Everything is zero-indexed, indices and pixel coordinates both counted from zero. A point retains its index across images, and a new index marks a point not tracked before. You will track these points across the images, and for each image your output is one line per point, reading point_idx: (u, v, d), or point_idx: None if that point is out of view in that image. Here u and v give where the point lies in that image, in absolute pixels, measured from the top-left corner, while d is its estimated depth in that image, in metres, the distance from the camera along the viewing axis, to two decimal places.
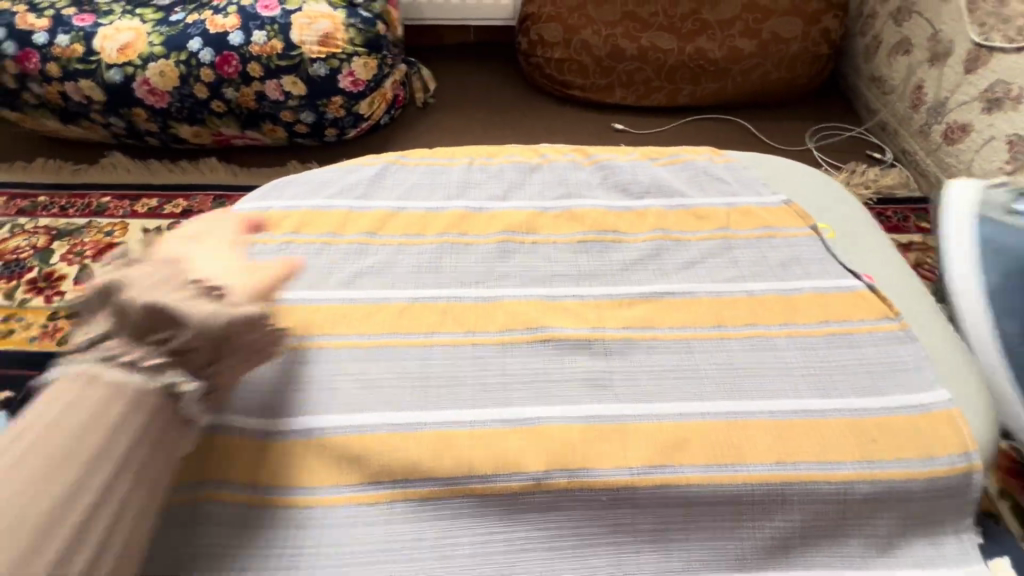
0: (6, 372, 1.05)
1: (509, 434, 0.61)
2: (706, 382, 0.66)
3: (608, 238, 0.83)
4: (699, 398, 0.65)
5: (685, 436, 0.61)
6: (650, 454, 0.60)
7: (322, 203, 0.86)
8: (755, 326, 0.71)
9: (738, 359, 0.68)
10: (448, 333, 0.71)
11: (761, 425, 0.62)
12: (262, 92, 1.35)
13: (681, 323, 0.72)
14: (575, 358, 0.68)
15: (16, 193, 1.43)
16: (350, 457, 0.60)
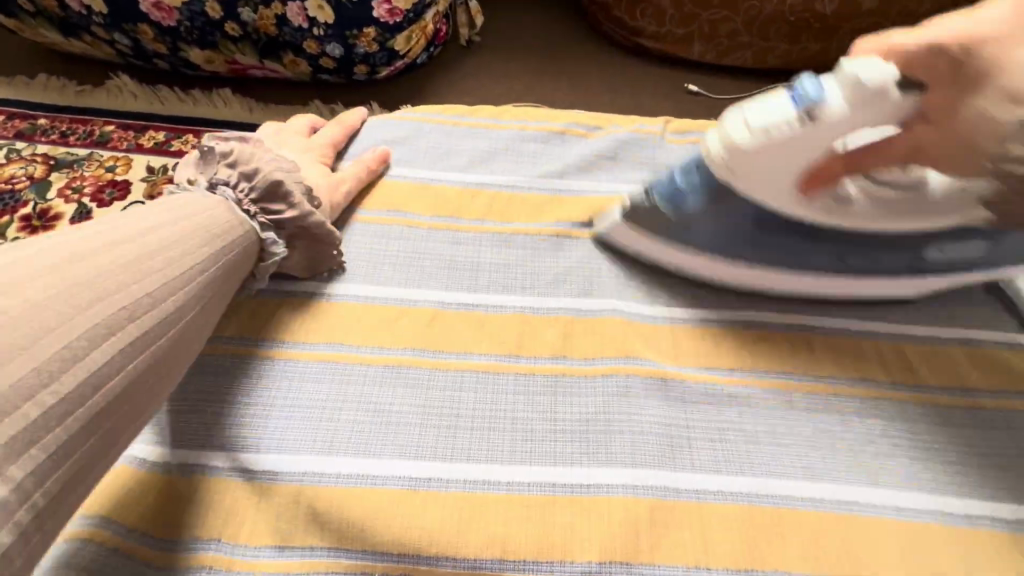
0: None
1: (550, 504, 0.51)
2: (796, 455, 0.56)
3: None
4: (792, 477, 0.54)
5: (771, 532, 0.51)
6: (725, 550, 0.50)
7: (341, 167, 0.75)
8: (850, 384, 0.61)
9: (819, 428, 0.58)
10: (485, 356, 0.60)
11: (863, 522, 0.52)
12: (284, 16, 1.15)
13: (758, 364, 0.62)
14: (641, 406, 0.57)
15: (15, 113, 1.29)
16: (355, 521, 0.50)
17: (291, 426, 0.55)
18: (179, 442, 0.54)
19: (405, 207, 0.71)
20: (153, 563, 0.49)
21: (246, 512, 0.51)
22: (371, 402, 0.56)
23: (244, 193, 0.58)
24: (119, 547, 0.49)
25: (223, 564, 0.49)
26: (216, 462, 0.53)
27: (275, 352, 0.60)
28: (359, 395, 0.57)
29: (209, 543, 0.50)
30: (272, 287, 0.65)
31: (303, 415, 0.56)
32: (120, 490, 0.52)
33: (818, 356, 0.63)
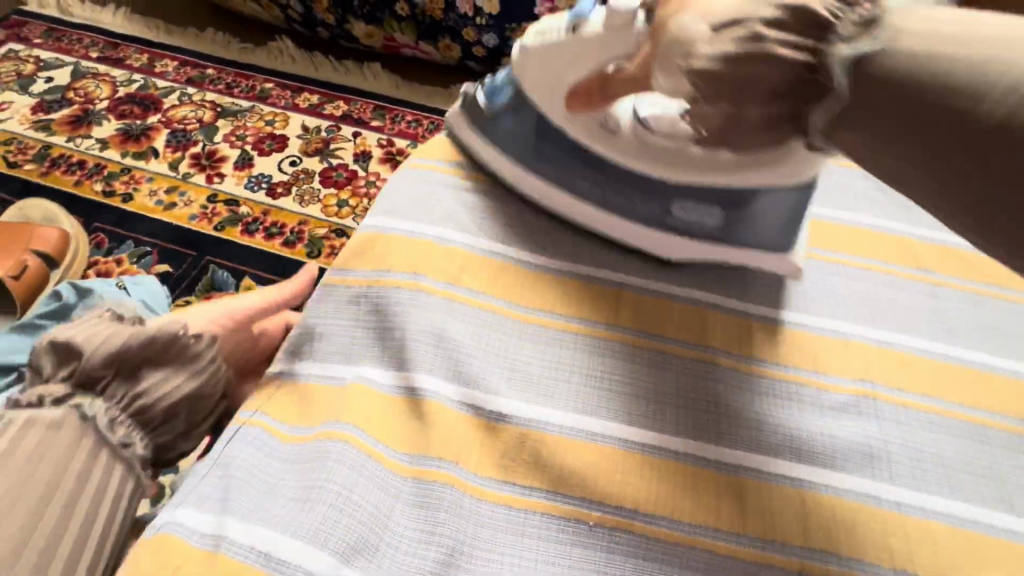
0: (166, 246, 1.04)
1: (782, 494, 0.50)
2: (1014, 489, 0.52)
3: (895, 270, 0.64)
4: (1010, 510, 0.51)
5: (988, 554, 0.48)
6: (945, 560, 0.48)
7: None
8: (977, 412, 0.56)
9: (992, 465, 0.53)
10: (704, 347, 0.58)
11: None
12: (452, 2, 1.23)
13: (988, 407, 0.56)
14: (846, 419, 0.55)
15: (187, 61, 1.41)
16: (566, 468, 0.51)
17: (498, 366, 0.56)
18: (397, 368, 0.56)
19: None
20: (400, 474, 0.50)
21: (464, 440, 0.52)
22: (576, 363, 0.56)
23: (110, 404, 0.53)
24: (370, 456, 0.50)
25: (461, 486, 0.49)
26: (428, 384, 0.54)
27: (476, 299, 0.60)
28: (564, 354, 0.57)
29: (435, 459, 0.50)
30: (455, 236, 0.64)
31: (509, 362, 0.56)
32: (360, 405, 0.53)
33: (988, 391, 0.57)
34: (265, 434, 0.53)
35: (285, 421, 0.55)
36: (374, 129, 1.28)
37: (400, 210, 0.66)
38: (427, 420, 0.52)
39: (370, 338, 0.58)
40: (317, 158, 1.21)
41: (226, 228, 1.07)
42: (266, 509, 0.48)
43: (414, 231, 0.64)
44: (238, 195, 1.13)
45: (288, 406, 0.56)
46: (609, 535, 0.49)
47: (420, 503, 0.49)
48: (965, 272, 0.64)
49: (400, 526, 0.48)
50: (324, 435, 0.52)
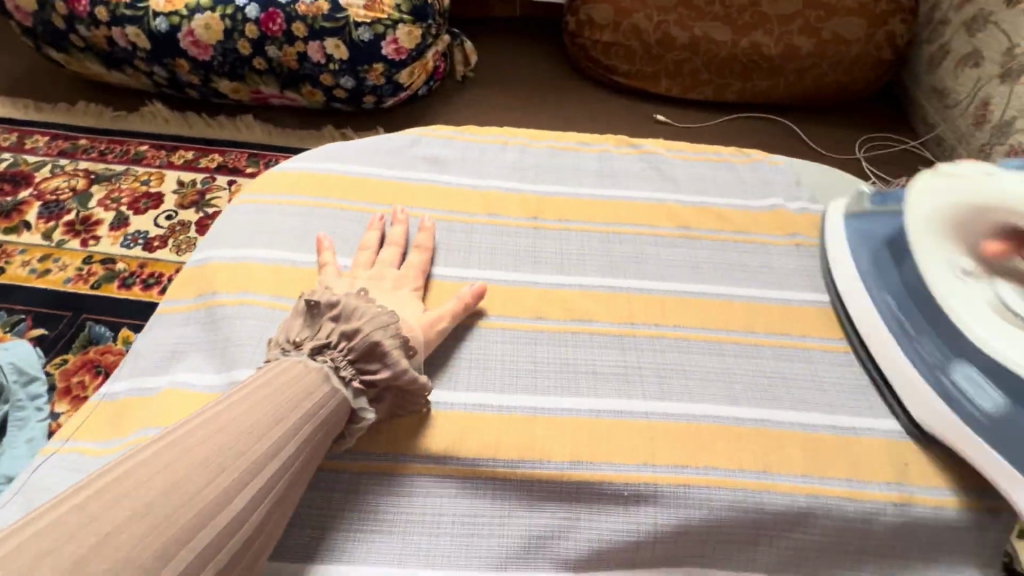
0: (41, 311, 1.07)
1: (551, 424, 0.60)
2: (737, 386, 0.64)
3: (641, 231, 0.80)
4: (731, 402, 0.63)
5: (711, 439, 0.59)
6: (674, 453, 0.58)
7: (345, 168, 0.85)
8: (709, 331, 0.69)
9: (728, 371, 0.65)
10: (499, 318, 0.69)
11: (784, 436, 0.60)
12: (305, 53, 1.34)
13: (714, 325, 0.69)
14: (605, 352, 0.67)
15: (60, 134, 1.45)
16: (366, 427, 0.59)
17: None
18: (218, 372, 0.63)
19: (396, 199, 0.82)
20: None
21: None
22: None
23: None
24: None
25: None
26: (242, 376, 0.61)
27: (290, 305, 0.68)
28: None
29: None
30: (272, 255, 0.73)
31: None
32: (174, 407, 0.60)
33: (729, 313, 0.71)
34: (78, 456, 0.58)
35: (102, 439, 0.60)
36: (248, 175, 1.36)
37: (227, 242, 0.75)
38: None
39: (197, 350, 0.65)
40: (193, 209, 1.28)
41: (103, 286, 1.12)
42: None
43: (233, 257, 0.73)
44: (113, 253, 1.18)
45: (107, 426, 0.61)
46: (399, 482, 0.57)
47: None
48: (709, 223, 0.81)
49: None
50: (134, 442, 0.58)
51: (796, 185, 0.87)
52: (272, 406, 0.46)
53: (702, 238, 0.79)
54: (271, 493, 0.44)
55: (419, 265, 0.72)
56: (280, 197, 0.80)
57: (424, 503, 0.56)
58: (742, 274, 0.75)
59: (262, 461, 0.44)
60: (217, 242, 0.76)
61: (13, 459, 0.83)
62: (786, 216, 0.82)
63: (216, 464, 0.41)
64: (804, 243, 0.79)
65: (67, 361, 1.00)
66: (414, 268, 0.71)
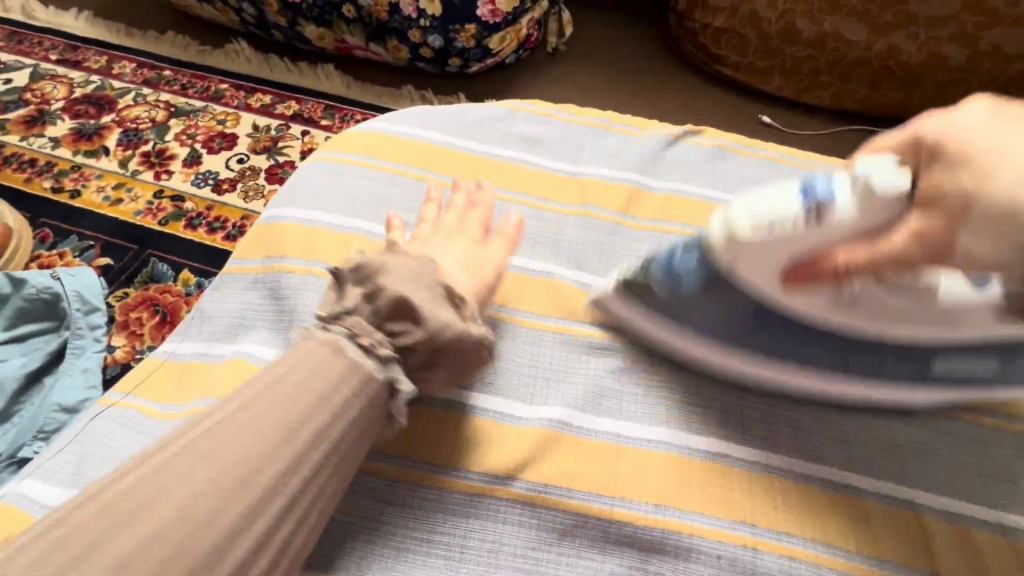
0: (110, 241, 1.06)
1: (635, 458, 0.53)
2: (861, 449, 0.54)
3: None
4: (852, 468, 0.53)
5: (823, 507, 0.51)
6: (778, 516, 0.51)
7: (432, 135, 0.77)
8: None
9: (851, 430, 0.55)
10: (540, 317, 0.62)
11: (915, 521, 0.51)
12: (396, 4, 1.26)
13: None
14: (705, 382, 0.58)
15: (146, 62, 1.45)
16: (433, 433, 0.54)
17: None
18: (284, 347, 0.58)
19: (484, 176, 0.74)
20: None
21: None
22: None
23: None
24: None
25: None
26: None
27: None
28: None
29: None
30: (348, 224, 0.67)
31: None
32: (232, 379, 0.55)
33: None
34: (134, 415, 0.55)
35: (159, 401, 0.56)
36: (323, 127, 1.32)
37: (303, 201, 0.69)
38: None
39: (262, 318, 0.61)
40: (265, 155, 1.24)
41: (170, 224, 1.10)
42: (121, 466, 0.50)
43: (307, 219, 0.67)
44: (183, 191, 1.16)
45: (164, 387, 0.57)
46: (462, 501, 0.51)
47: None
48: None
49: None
50: (190, 410, 0.53)
51: None
52: (271, 426, 0.39)
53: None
54: (286, 524, 0.38)
55: (498, 255, 0.61)
56: (361, 157, 0.74)
57: (489, 528, 0.50)
58: None
59: (270, 491, 0.37)
60: (293, 200, 0.70)
61: (68, 389, 0.82)
62: None
63: (209, 505, 0.34)
64: None
65: (129, 295, 0.99)
66: (493, 257, 0.60)
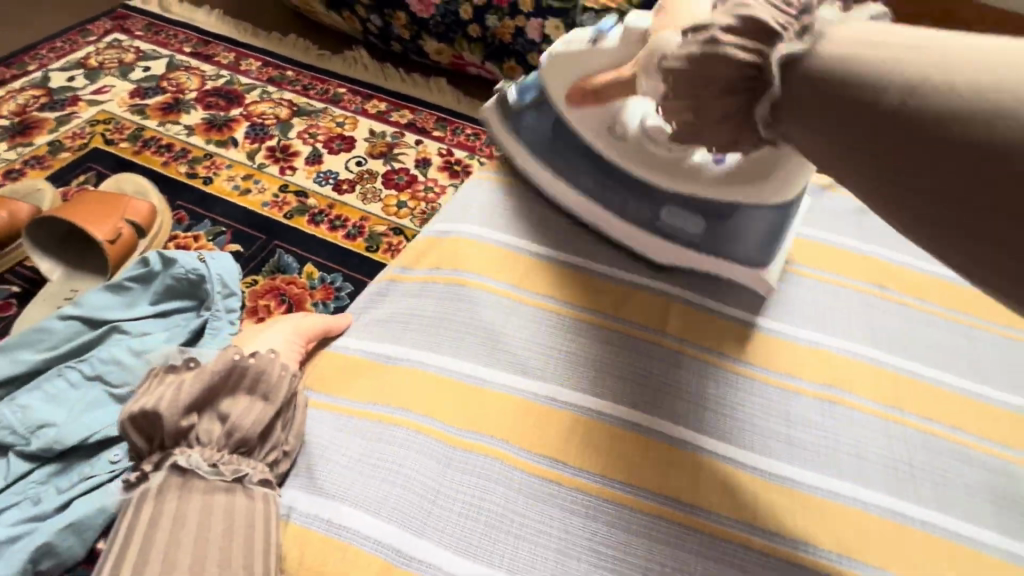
0: (241, 229, 1.12)
1: (814, 503, 0.53)
2: None
3: (925, 309, 0.66)
4: None
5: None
6: None
7: None
8: (1006, 449, 0.57)
9: None
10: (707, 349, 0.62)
11: None
12: (522, 28, 1.31)
13: (1008, 443, 0.57)
14: (871, 436, 0.57)
15: (271, 62, 1.53)
16: (606, 448, 0.54)
17: (544, 357, 0.60)
18: (458, 354, 0.60)
19: None
20: (450, 443, 0.54)
21: (516, 417, 0.56)
22: (620, 362, 0.60)
23: None
24: (421, 429, 0.55)
25: (509, 460, 0.53)
26: (493, 375, 0.58)
27: (528, 299, 0.65)
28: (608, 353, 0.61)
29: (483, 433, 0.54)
30: (512, 243, 0.70)
31: (553, 352, 0.60)
32: (412, 383, 0.58)
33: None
34: (322, 411, 0.58)
35: (338, 395, 0.59)
36: (435, 138, 1.36)
37: (467, 217, 0.72)
38: (474, 395, 0.57)
39: (436, 326, 0.62)
40: (381, 160, 1.29)
41: (294, 217, 1.15)
42: (324, 458, 0.54)
43: (474, 234, 0.70)
44: (307, 187, 1.21)
45: (343, 381, 0.60)
46: (652, 524, 0.51)
47: (462, 470, 0.52)
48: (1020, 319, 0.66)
49: (453, 489, 0.51)
50: (374, 412, 0.57)
51: None
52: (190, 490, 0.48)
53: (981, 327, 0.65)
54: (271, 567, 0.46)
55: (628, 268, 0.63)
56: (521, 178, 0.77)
57: (672, 554, 0.50)
58: None
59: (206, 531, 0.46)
60: (459, 215, 0.73)
61: None
62: None
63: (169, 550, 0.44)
64: None
65: (257, 283, 1.04)
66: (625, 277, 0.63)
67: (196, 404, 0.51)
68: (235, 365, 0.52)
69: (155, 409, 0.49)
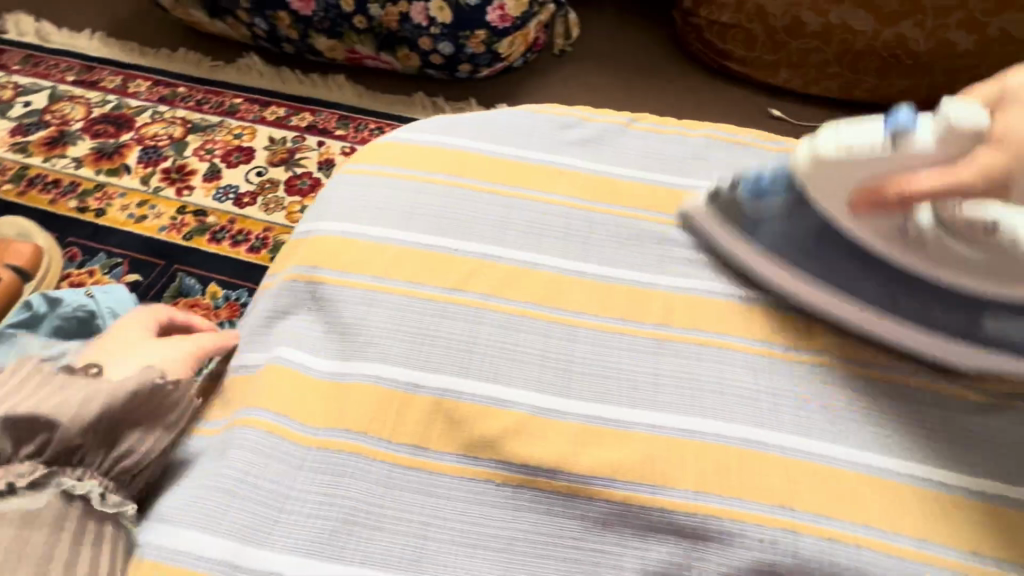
0: (138, 258, 1.08)
1: (673, 447, 0.54)
2: (893, 432, 0.55)
3: None
4: (881, 451, 0.54)
5: (855, 490, 0.52)
6: (816, 500, 0.51)
7: (462, 142, 0.79)
8: (870, 367, 0.59)
9: (887, 415, 0.56)
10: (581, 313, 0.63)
11: (952, 503, 0.51)
12: (407, 13, 1.28)
13: (869, 360, 0.59)
14: (738, 373, 0.58)
15: (161, 80, 1.47)
16: (460, 426, 0.55)
17: (411, 344, 0.59)
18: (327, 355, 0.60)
19: (518, 181, 0.75)
20: (306, 445, 0.54)
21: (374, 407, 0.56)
22: (491, 337, 0.60)
23: None
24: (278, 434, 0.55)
25: (365, 453, 0.54)
26: (356, 368, 0.58)
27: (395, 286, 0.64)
28: (479, 330, 0.60)
29: (342, 429, 0.55)
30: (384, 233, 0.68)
31: (419, 337, 0.59)
32: (277, 388, 0.57)
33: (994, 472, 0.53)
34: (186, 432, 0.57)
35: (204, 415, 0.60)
36: (338, 138, 1.33)
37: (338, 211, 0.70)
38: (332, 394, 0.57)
39: (303, 330, 0.63)
40: (283, 168, 1.26)
41: (194, 238, 1.12)
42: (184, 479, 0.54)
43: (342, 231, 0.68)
44: (205, 205, 1.18)
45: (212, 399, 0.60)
46: (509, 493, 0.52)
47: (316, 471, 0.53)
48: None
49: (306, 490, 0.52)
50: (236, 422, 0.57)
51: None
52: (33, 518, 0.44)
53: None
54: None
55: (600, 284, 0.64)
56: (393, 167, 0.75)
57: (528, 520, 0.51)
58: None
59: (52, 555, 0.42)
60: (328, 211, 0.71)
61: None
62: None
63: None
64: None
65: None
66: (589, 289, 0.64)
67: (100, 421, 0.47)
68: (158, 386, 0.50)
69: (48, 419, 0.45)
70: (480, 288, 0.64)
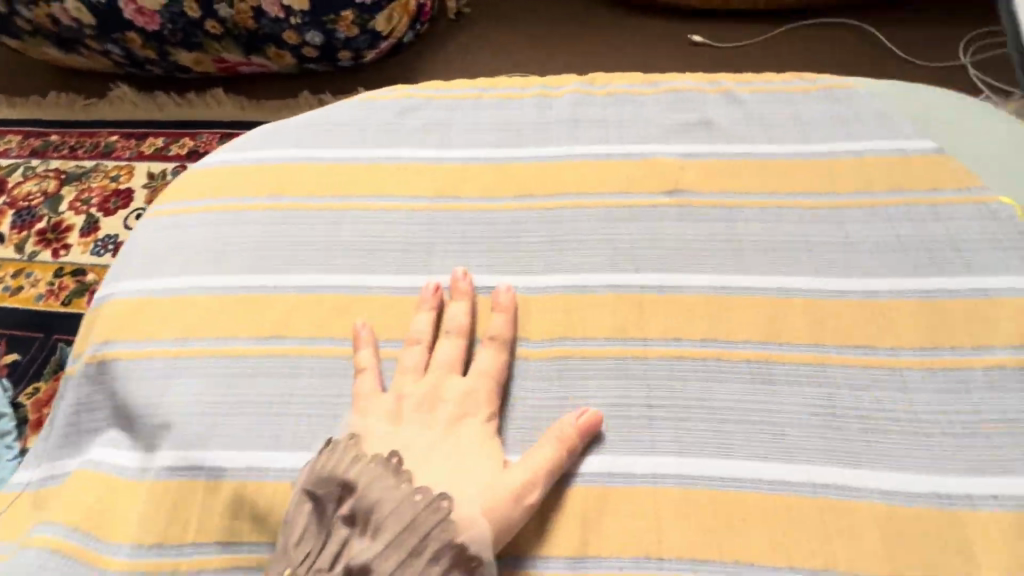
0: (16, 334, 1.00)
1: None
2: (782, 429, 0.47)
3: (676, 202, 0.61)
4: (764, 459, 0.46)
5: (733, 517, 0.44)
6: (686, 540, 0.43)
7: (283, 154, 0.67)
8: (764, 347, 0.51)
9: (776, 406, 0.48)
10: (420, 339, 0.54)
11: (852, 510, 0.43)
12: (259, 7, 1.14)
13: (758, 338, 0.51)
14: (603, 384, 0.50)
15: (31, 131, 1.35)
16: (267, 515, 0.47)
17: (216, 421, 0.50)
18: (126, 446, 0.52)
19: (353, 189, 0.64)
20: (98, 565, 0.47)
21: (173, 505, 0.48)
22: (312, 392, 0.52)
23: None
24: (65, 555, 0.48)
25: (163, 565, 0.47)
26: (153, 461, 0.50)
27: (199, 350, 0.54)
28: (299, 387, 0.52)
29: (138, 537, 0.48)
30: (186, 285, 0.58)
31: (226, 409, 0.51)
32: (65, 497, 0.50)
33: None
34: None
35: None
36: None
37: (138, 269, 0.60)
38: (133, 495, 0.50)
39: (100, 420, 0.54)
40: None
41: (73, 302, 1.03)
42: None
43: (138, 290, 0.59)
44: (83, 263, 1.08)
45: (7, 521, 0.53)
46: None
47: None
48: (740, 182, 0.61)
49: None
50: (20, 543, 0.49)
51: (884, 118, 0.64)
52: None
53: (732, 203, 0.60)
54: None
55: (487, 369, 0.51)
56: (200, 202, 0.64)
57: None
58: (806, 258, 0.56)
59: None
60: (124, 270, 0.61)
61: None
62: (842, 166, 0.61)
63: None
64: (899, 204, 0.58)
65: (40, 389, 0.94)
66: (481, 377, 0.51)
67: None
68: None
69: None
70: (296, 334, 0.55)
